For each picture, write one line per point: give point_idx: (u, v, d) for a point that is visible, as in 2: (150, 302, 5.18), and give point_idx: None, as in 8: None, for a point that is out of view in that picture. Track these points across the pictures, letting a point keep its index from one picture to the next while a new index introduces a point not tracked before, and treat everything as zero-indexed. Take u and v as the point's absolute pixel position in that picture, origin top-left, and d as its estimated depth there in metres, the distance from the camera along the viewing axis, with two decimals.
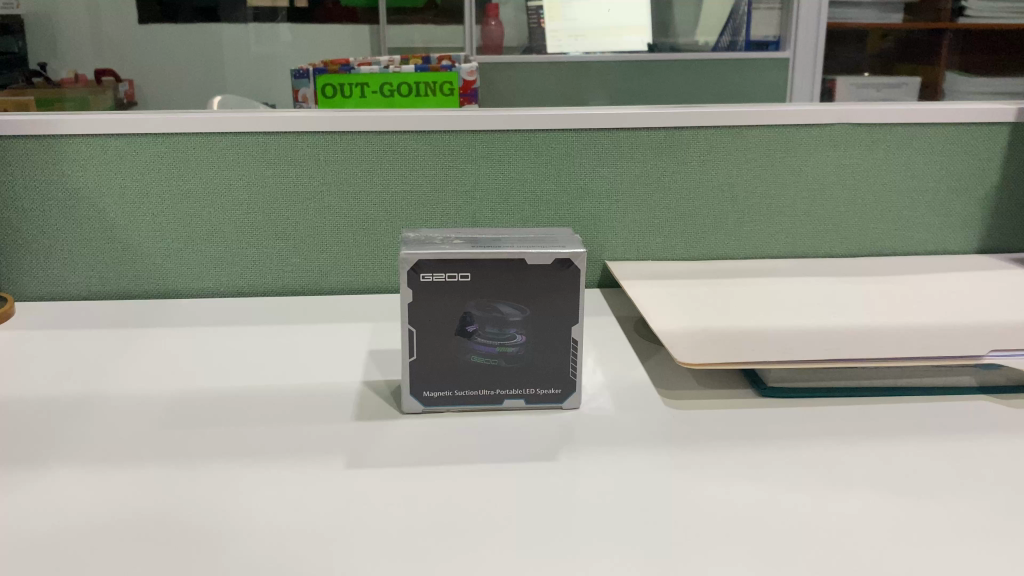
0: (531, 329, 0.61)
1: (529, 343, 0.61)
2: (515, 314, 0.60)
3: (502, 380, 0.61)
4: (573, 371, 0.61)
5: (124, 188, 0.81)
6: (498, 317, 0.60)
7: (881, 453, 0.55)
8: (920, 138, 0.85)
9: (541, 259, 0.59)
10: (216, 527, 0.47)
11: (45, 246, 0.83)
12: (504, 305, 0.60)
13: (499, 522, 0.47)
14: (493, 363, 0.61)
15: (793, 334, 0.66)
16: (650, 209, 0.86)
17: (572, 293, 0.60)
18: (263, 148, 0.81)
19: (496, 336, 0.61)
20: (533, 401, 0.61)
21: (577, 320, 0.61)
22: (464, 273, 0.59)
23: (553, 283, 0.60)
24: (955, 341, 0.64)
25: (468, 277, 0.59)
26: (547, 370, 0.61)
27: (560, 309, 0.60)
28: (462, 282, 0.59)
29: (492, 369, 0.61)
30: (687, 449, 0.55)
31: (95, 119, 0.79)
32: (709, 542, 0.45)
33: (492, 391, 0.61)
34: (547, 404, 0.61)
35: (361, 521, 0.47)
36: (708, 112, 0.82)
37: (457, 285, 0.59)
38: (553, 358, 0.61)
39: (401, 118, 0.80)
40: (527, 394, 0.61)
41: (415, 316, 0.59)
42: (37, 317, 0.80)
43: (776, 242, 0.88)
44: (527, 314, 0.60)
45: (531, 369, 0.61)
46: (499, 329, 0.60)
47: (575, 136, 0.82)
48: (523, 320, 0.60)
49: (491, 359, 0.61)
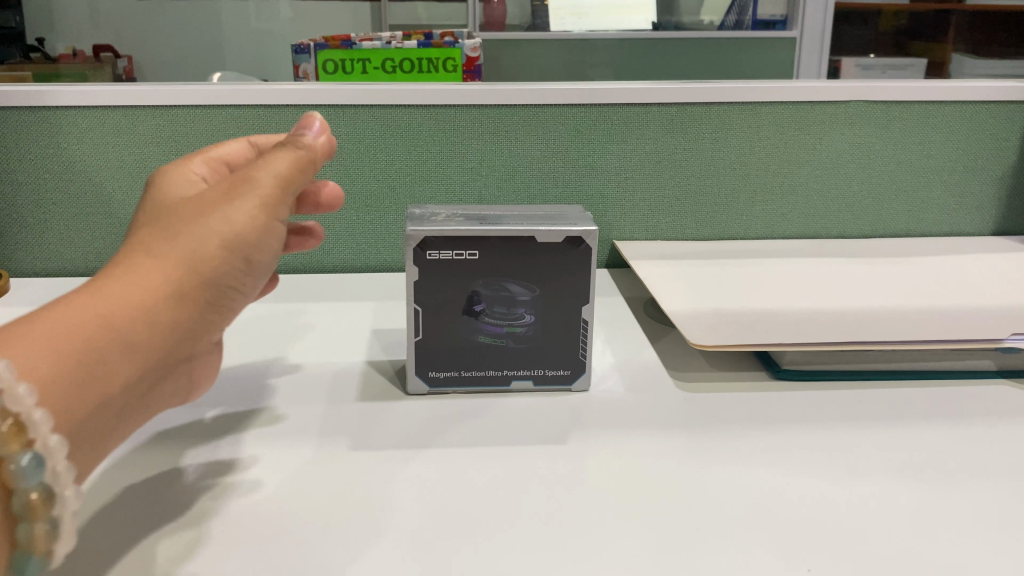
0: (540, 310, 0.59)
1: (538, 323, 0.59)
2: (524, 294, 0.58)
3: (510, 361, 0.59)
4: (582, 352, 0.59)
5: (122, 163, 0.79)
6: (506, 297, 0.58)
7: (900, 438, 0.53)
8: (938, 116, 0.83)
9: (551, 237, 0.57)
10: (224, 509, 0.45)
11: (42, 221, 0.81)
12: (513, 284, 0.58)
13: (508, 510, 0.45)
14: (501, 344, 0.59)
15: (809, 317, 0.64)
16: (660, 186, 0.84)
17: (584, 273, 0.58)
18: (263, 122, 0.78)
19: (504, 316, 0.59)
20: (540, 383, 0.60)
21: (588, 301, 0.59)
22: (471, 251, 0.57)
23: (564, 262, 0.58)
24: (974, 323, 0.63)
25: (477, 256, 0.57)
26: (556, 351, 0.59)
27: (571, 290, 0.58)
28: (469, 261, 0.57)
29: (500, 350, 0.59)
30: (701, 434, 0.54)
31: (92, 91, 0.76)
32: (726, 533, 0.44)
33: (499, 372, 0.59)
34: (556, 386, 0.60)
35: (366, 506, 0.46)
36: (722, 89, 0.80)
37: (464, 263, 0.57)
38: (563, 340, 0.59)
39: (406, 92, 0.78)
40: (534, 375, 0.59)
41: (421, 294, 0.58)
42: (35, 293, 0.78)
43: (788, 222, 0.86)
44: (537, 293, 0.58)
45: (539, 350, 0.59)
46: (507, 309, 0.58)
47: (585, 112, 0.80)
48: (531, 300, 0.58)
49: (498, 339, 0.59)
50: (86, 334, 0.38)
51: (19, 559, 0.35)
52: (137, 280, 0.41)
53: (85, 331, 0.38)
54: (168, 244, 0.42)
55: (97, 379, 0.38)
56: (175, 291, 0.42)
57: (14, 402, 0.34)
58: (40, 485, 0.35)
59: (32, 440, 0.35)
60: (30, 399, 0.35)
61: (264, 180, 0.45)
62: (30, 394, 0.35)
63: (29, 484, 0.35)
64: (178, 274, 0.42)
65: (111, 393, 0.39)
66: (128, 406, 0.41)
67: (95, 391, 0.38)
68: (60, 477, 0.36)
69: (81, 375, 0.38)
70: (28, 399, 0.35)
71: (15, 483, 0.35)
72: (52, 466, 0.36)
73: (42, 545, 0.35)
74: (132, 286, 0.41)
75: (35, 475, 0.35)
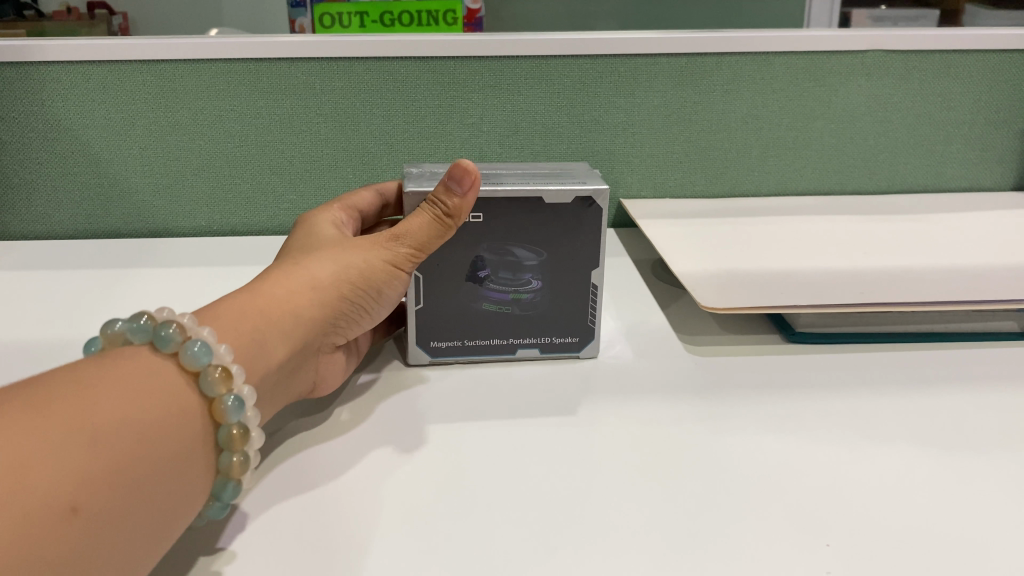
0: (547, 275, 0.56)
1: (545, 288, 0.56)
2: (530, 258, 0.55)
3: (515, 329, 0.57)
4: (591, 319, 0.57)
5: (109, 120, 0.76)
6: (512, 262, 0.55)
7: (921, 404, 0.51)
8: (960, 66, 0.79)
9: (560, 197, 0.53)
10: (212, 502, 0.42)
11: (28, 181, 0.78)
12: (519, 248, 0.55)
13: (511, 485, 0.44)
14: (507, 311, 0.57)
15: (824, 277, 0.62)
16: (669, 141, 0.81)
17: (594, 235, 0.55)
18: (255, 76, 0.75)
19: (509, 282, 0.56)
20: (547, 350, 0.58)
21: (598, 265, 0.56)
22: (476, 214, 0.53)
23: (573, 224, 0.55)
24: (997, 283, 0.60)
25: (481, 219, 0.53)
26: (563, 318, 0.57)
27: (580, 254, 0.56)
28: (474, 224, 0.54)
29: (505, 317, 0.57)
30: (712, 400, 0.52)
31: (73, 45, 0.72)
32: (737, 503, 0.42)
33: (505, 340, 0.57)
34: (563, 352, 0.58)
35: (363, 480, 0.44)
36: (734, 38, 0.76)
37: (469, 226, 0.54)
38: (570, 306, 0.57)
39: (402, 45, 0.74)
40: (541, 342, 0.57)
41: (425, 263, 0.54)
42: (23, 257, 0.76)
43: (802, 178, 0.84)
44: (544, 258, 0.55)
45: (546, 317, 0.57)
46: (513, 275, 0.56)
47: (590, 63, 0.76)
48: (538, 265, 0.56)
49: (504, 306, 0.56)
50: (254, 318, 0.43)
51: (220, 487, 0.39)
52: (294, 282, 0.46)
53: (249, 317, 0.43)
54: (318, 258, 0.48)
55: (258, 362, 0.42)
56: (320, 298, 0.46)
57: (219, 358, 0.39)
58: (240, 422, 0.39)
59: (233, 385, 0.39)
60: (230, 356, 0.40)
61: (406, 233, 0.49)
62: (228, 351, 0.40)
63: (232, 421, 0.38)
64: (327, 285, 0.47)
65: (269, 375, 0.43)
66: (277, 387, 0.45)
67: (260, 368, 0.42)
68: (251, 420, 0.40)
69: (250, 351, 0.42)
70: (229, 355, 0.39)
71: (223, 418, 0.38)
72: (248, 411, 0.40)
73: (238, 473, 0.39)
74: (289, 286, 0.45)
75: (238, 413, 0.39)
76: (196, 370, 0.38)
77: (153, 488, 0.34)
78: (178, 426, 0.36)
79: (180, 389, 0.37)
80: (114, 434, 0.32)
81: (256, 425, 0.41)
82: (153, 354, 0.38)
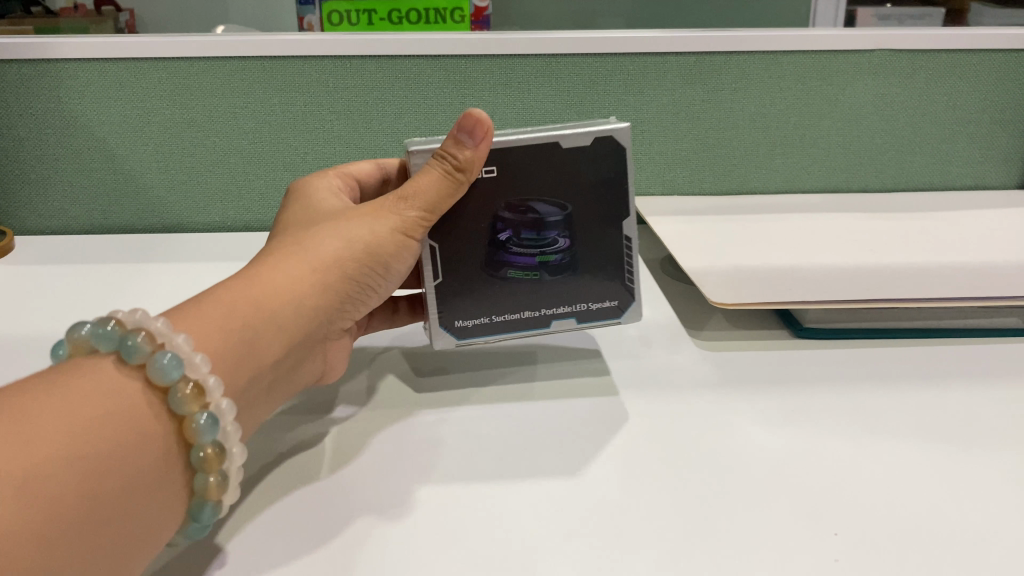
0: (573, 230, 0.54)
1: (573, 246, 0.54)
2: (553, 213, 0.53)
3: (548, 296, 0.55)
4: (625, 277, 0.55)
5: (124, 117, 0.77)
6: (535, 220, 0.53)
7: (927, 398, 0.52)
8: (967, 65, 0.79)
9: (579, 139, 0.51)
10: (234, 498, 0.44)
11: (44, 177, 0.79)
12: (540, 204, 0.52)
13: (525, 479, 0.45)
14: (536, 276, 0.55)
15: (832, 273, 0.62)
16: (678, 138, 0.82)
17: (619, 179, 0.53)
18: (269, 74, 0.75)
19: (535, 242, 0.54)
20: (584, 318, 0.56)
21: (627, 213, 0.54)
22: (489, 168, 0.51)
23: (595, 169, 0.53)
24: (1003, 280, 0.61)
25: (495, 173, 0.51)
26: (596, 278, 0.55)
27: (606, 203, 0.54)
28: (489, 179, 0.51)
29: (536, 283, 0.55)
30: (721, 393, 0.53)
31: (90, 43, 0.73)
32: (746, 496, 0.43)
33: (539, 310, 0.55)
34: (602, 318, 0.56)
35: (383, 475, 0.46)
36: (743, 37, 0.76)
37: (484, 182, 0.51)
38: (603, 265, 0.55)
39: (414, 43, 0.75)
40: (577, 309, 0.56)
41: (438, 228, 0.52)
42: (41, 252, 0.78)
43: (809, 175, 0.85)
44: (569, 211, 0.53)
45: (579, 280, 0.55)
46: (537, 233, 0.53)
47: (600, 62, 0.77)
48: (562, 220, 0.53)
49: (532, 271, 0.54)
50: (248, 310, 0.43)
51: (198, 509, 0.39)
52: (290, 270, 0.45)
53: (241, 309, 0.42)
54: (317, 240, 0.47)
55: (251, 355, 0.42)
56: (322, 280, 0.46)
57: (193, 370, 0.38)
58: (214, 442, 0.39)
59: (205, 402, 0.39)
60: (206, 366, 0.39)
61: (413, 197, 0.49)
62: (205, 362, 0.39)
63: (205, 441, 0.38)
64: (328, 268, 0.47)
65: (265, 369, 0.44)
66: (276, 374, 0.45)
67: (253, 363, 0.43)
68: (229, 436, 0.40)
69: (240, 351, 0.42)
70: (205, 367, 0.39)
71: (195, 438, 0.38)
72: (224, 427, 0.40)
73: (215, 494, 0.39)
74: (286, 274, 0.45)
75: (211, 432, 0.38)
76: (167, 386, 0.38)
77: (112, 520, 0.34)
78: (136, 452, 0.36)
79: (145, 410, 0.37)
80: (84, 465, 0.33)
81: (236, 439, 0.41)
82: (126, 368, 0.38)
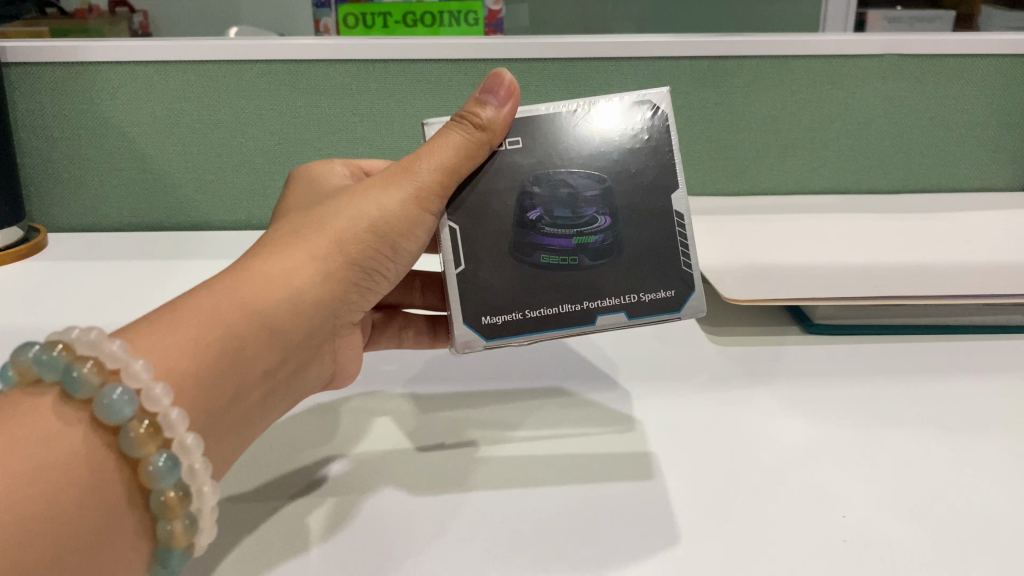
0: (614, 209, 0.49)
1: (615, 228, 0.49)
2: (589, 188, 0.49)
3: (590, 287, 0.49)
4: (679, 266, 0.49)
5: (154, 118, 0.79)
6: (569, 195, 0.49)
7: (935, 391, 0.54)
8: (974, 69, 0.81)
9: (613, 108, 0.50)
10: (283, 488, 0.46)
11: (76, 177, 0.82)
12: (573, 176, 0.49)
13: (549, 467, 0.47)
14: (574, 261, 0.49)
15: (843, 271, 0.64)
16: (691, 140, 0.84)
17: (659, 149, 0.50)
18: (294, 77, 0.78)
19: (569, 221, 0.49)
20: (634, 315, 0.49)
21: (672, 187, 0.50)
22: (514, 139, 0.49)
23: (634, 138, 0.50)
24: (1009, 278, 0.63)
25: (519, 143, 0.49)
26: (645, 267, 0.49)
27: (649, 178, 0.50)
28: (513, 150, 0.49)
29: (574, 271, 0.49)
30: (736, 386, 0.54)
31: (122, 46, 0.75)
32: (760, 482, 0.45)
33: (581, 305, 0.49)
34: (657, 315, 0.49)
35: (416, 464, 0.48)
36: (755, 42, 0.78)
37: (509, 155, 0.49)
38: (651, 250, 0.49)
39: (435, 47, 0.77)
40: (626, 304, 0.49)
41: (459, 208, 0.49)
42: (73, 248, 0.80)
43: (819, 177, 0.87)
44: (607, 185, 0.49)
45: (624, 269, 0.49)
46: (572, 211, 0.49)
47: (615, 66, 0.79)
48: (600, 196, 0.49)
49: (568, 255, 0.49)
50: (241, 298, 0.41)
51: (164, 554, 0.36)
52: (291, 255, 0.44)
53: (234, 298, 0.41)
54: (321, 220, 0.46)
55: (240, 352, 0.40)
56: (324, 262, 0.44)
57: (152, 404, 0.35)
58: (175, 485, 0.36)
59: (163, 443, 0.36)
60: (167, 399, 0.36)
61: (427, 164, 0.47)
62: (165, 393, 0.36)
63: (162, 486, 0.35)
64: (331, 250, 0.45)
65: (262, 363, 0.41)
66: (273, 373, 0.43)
67: (246, 356, 0.40)
68: (196, 475, 0.37)
69: (230, 343, 0.40)
70: (164, 400, 0.36)
71: (151, 484, 0.35)
72: (185, 468, 0.36)
73: (182, 541, 0.36)
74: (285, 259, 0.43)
75: (169, 476, 0.35)
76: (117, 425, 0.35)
77: None
78: (91, 496, 0.33)
79: (91, 453, 0.34)
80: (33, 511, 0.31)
81: (208, 477, 0.38)
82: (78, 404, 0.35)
